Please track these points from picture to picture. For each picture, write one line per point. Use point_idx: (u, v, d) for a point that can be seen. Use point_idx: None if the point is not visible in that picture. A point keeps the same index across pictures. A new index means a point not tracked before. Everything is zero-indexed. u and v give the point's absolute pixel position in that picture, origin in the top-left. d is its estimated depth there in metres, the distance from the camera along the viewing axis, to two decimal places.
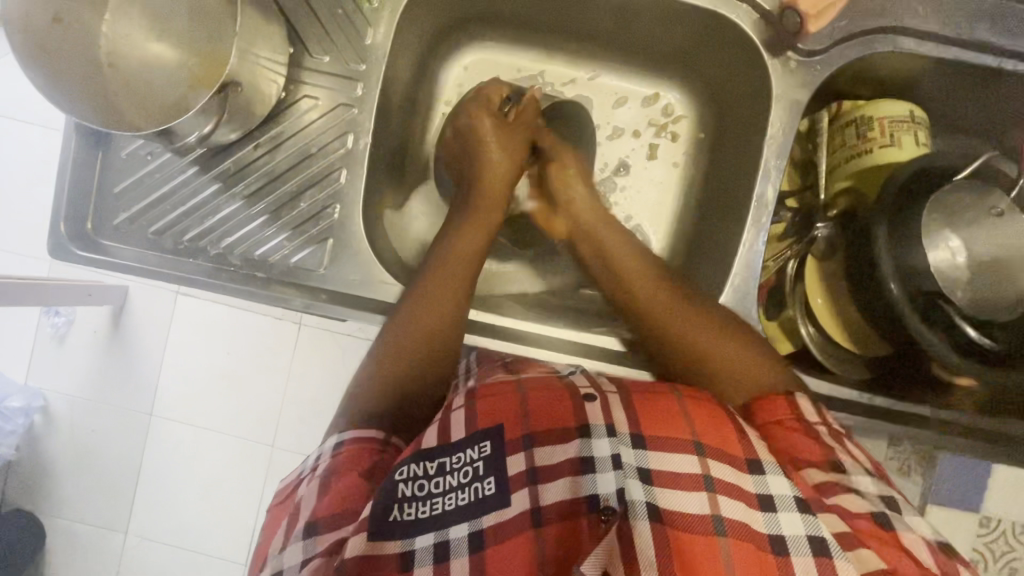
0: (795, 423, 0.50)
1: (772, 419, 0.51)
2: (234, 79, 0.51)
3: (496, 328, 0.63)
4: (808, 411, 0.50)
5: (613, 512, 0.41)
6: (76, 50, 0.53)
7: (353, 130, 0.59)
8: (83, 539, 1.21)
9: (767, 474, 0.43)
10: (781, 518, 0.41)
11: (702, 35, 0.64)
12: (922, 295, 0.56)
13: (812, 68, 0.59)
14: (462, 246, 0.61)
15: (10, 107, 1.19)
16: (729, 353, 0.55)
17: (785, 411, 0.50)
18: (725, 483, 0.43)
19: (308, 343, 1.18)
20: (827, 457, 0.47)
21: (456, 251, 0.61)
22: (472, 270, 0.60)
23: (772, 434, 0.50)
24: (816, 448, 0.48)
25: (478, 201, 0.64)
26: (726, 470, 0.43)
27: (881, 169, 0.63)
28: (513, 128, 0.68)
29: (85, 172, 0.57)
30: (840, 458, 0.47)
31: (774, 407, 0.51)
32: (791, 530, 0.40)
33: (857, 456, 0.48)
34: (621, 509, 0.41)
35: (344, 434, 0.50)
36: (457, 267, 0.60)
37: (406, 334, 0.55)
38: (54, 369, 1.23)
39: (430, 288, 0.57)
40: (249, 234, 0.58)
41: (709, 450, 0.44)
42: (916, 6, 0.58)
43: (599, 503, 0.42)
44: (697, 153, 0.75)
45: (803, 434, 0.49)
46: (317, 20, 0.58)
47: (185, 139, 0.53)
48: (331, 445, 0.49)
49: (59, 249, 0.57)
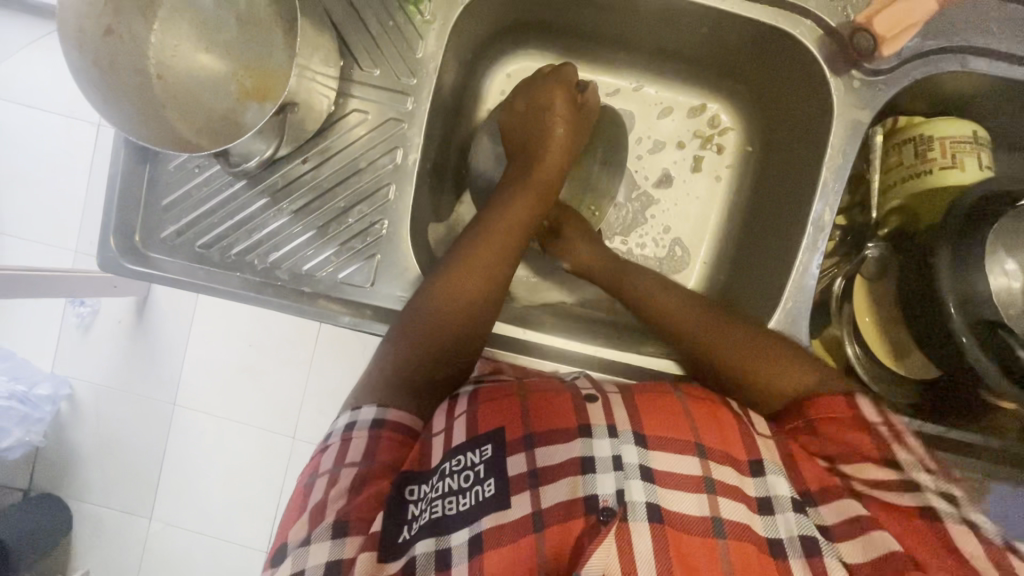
0: (855, 421, 0.47)
1: (826, 416, 0.48)
2: (292, 99, 0.51)
3: (524, 344, 0.62)
4: (869, 411, 0.48)
5: (610, 514, 0.39)
6: (126, 59, 0.51)
7: (401, 146, 0.58)
8: (110, 524, 1.23)
9: (768, 476, 0.43)
10: (778, 523, 0.41)
11: (758, 48, 0.62)
12: (981, 322, 0.54)
13: (874, 88, 0.57)
14: (503, 225, 0.60)
15: (37, 97, 1.18)
16: (762, 351, 0.54)
17: (843, 410, 0.48)
18: (727, 485, 0.41)
19: (334, 341, 1.19)
20: (880, 454, 0.46)
21: (494, 232, 0.59)
22: (510, 250, 0.59)
23: (830, 432, 0.48)
24: (872, 443, 0.46)
25: (508, 209, 0.61)
26: (728, 471, 0.42)
27: (941, 192, 0.61)
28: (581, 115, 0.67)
29: (133, 184, 0.57)
30: (896, 455, 0.46)
31: (824, 406, 0.49)
32: (787, 532, 0.40)
33: (916, 450, 0.46)
34: (620, 510, 0.39)
35: (384, 412, 0.49)
36: (496, 244, 0.58)
37: (444, 316, 0.54)
38: (81, 358, 1.24)
39: (460, 269, 0.56)
40: (298, 249, 0.58)
41: (711, 453, 0.43)
42: (987, 25, 0.56)
43: (597, 503, 0.39)
44: (741, 167, 0.73)
45: (864, 436, 0.47)
46: (368, 33, 0.57)
47: (247, 162, 0.54)
48: (369, 419, 0.49)
49: (110, 263, 0.57)
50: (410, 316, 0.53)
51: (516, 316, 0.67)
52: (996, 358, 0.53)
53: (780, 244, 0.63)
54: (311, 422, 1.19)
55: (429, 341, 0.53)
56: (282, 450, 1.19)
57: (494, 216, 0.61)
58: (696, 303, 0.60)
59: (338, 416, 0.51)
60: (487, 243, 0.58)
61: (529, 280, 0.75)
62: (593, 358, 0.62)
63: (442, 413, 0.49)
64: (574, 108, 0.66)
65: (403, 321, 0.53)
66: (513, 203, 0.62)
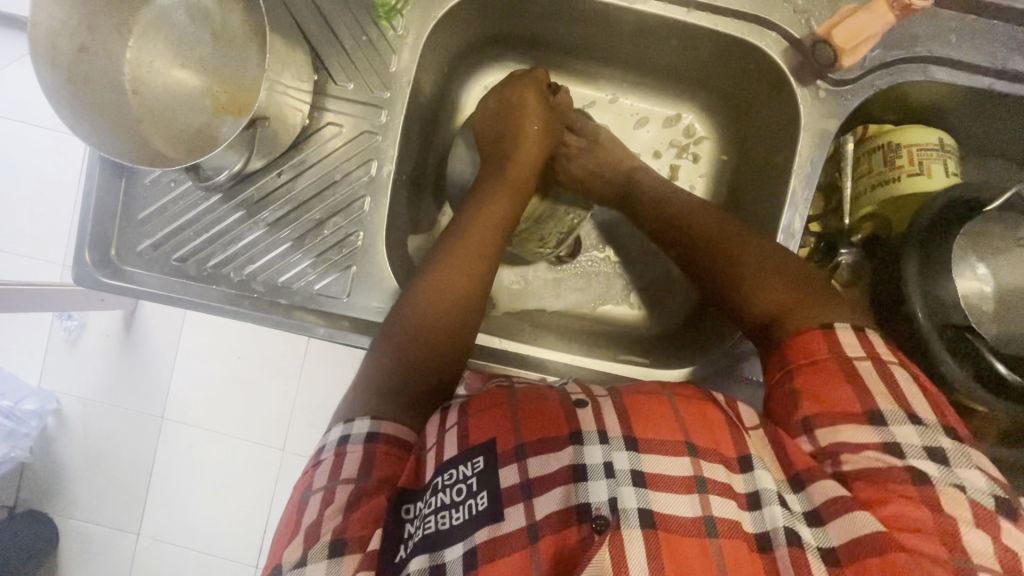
0: (832, 366, 0.45)
1: (805, 360, 0.46)
2: (263, 113, 0.52)
3: (503, 354, 0.62)
4: (851, 342, 0.46)
5: (605, 523, 0.38)
6: (99, 78, 0.52)
7: (376, 158, 0.59)
8: (97, 541, 1.22)
9: (756, 470, 0.42)
10: (766, 515, 0.40)
11: (729, 60, 0.63)
12: (950, 327, 0.55)
13: (841, 98, 0.58)
14: (484, 217, 0.62)
15: (21, 113, 1.19)
16: (759, 263, 0.54)
17: (817, 353, 0.46)
18: (717, 483, 0.40)
19: (319, 351, 1.19)
20: (863, 408, 0.43)
21: (476, 222, 0.61)
22: (495, 240, 0.61)
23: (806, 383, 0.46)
24: (850, 398, 0.44)
25: (485, 206, 0.63)
26: (719, 471, 0.41)
27: (910, 199, 0.62)
28: (552, 108, 0.69)
29: (109, 200, 0.58)
30: (875, 406, 0.43)
31: (806, 343, 0.47)
32: (772, 523, 0.39)
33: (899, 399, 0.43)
34: (613, 519, 0.38)
35: (378, 425, 0.48)
36: (478, 238, 0.60)
37: (437, 296, 0.56)
38: (66, 373, 1.23)
39: (449, 262, 0.58)
40: (274, 261, 0.58)
41: (702, 452, 0.42)
42: (948, 34, 0.57)
43: (590, 512, 0.39)
44: (718, 175, 0.74)
45: (839, 381, 0.44)
46: (340, 47, 0.58)
47: (217, 176, 0.55)
48: (364, 432, 0.48)
49: (86, 277, 0.57)
50: (407, 297, 0.56)
51: (495, 326, 0.67)
52: (970, 365, 0.54)
53: None
54: (301, 435, 1.18)
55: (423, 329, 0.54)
56: (271, 461, 1.19)
57: (471, 220, 0.61)
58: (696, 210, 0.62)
59: (329, 429, 0.49)
60: (466, 234, 0.60)
61: (513, 287, 0.75)
62: (571, 365, 0.62)
63: (434, 427, 0.49)
64: (545, 108, 0.69)
65: (402, 301, 0.56)
66: (488, 207, 0.63)
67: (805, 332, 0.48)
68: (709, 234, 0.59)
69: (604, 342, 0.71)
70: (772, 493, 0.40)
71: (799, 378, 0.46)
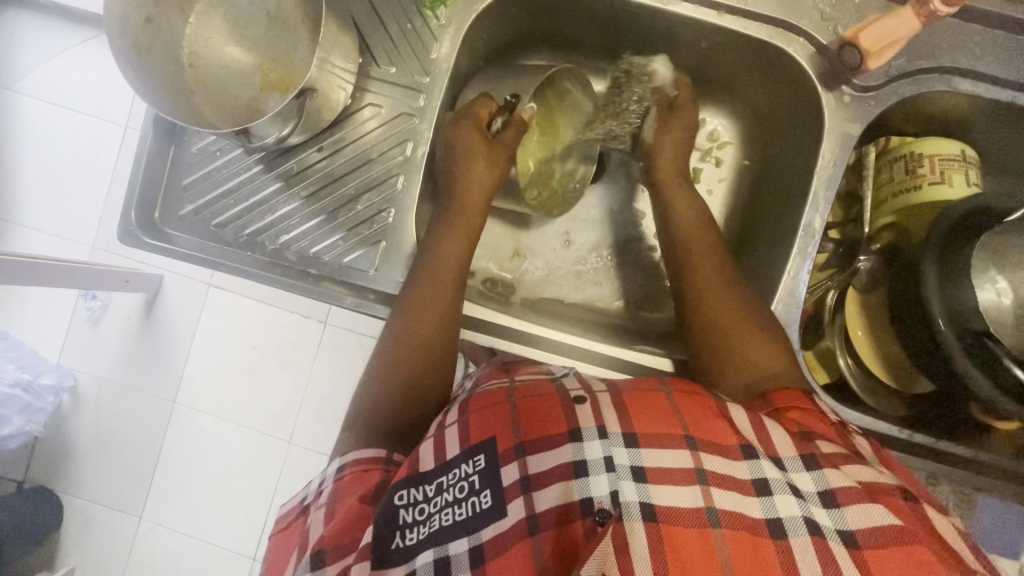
0: (816, 413, 0.49)
1: (793, 405, 0.50)
2: (313, 85, 0.54)
3: (513, 332, 0.64)
4: (823, 407, 0.51)
5: (607, 515, 0.37)
6: (162, 47, 0.54)
7: (412, 139, 0.61)
8: (101, 520, 1.23)
9: (760, 459, 0.41)
10: (776, 500, 0.39)
11: (760, 68, 0.65)
12: (968, 333, 0.54)
13: (865, 103, 0.60)
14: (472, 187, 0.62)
15: (67, 99, 1.24)
16: (743, 323, 0.57)
17: (802, 398, 0.50)
18: (718, 475, 0.40)
19: (333, 343, 1.20)
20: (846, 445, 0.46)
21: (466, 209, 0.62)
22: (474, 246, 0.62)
23: (796, 416, 0.48)
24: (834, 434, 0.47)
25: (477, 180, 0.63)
26: (718, 462, 0.41)
27: (929, 208, 0.64)
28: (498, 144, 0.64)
29: (157, 164, 0.60)
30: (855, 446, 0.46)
31: (785, 395, 0.51)
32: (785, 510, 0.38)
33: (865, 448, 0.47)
34: (615, 512, 0.37)
35: (345, 458, 0.51)
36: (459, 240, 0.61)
37: (416, 324, 0.57)
38: (87, 350, 1.26)
39: (427, 284, 0.58)
40: (306, 233, 0.60)
41: (701, 444, 0.42)
42: (973, 47, 0.59)
43: (593, 505, 0.38)
44: (740, 179, 0.75)
45: (823, 422, 0.48)
46: (386, 33, 0.61)
47: (264, 140, 0.56)
48: (333, 470, 0.51)
49: (128, 236, 0.60)
50: (393, 322, 0.58)
51: (506, 309, 0.69)
52: (989, 374, 0.53)
53: (774, 252, 0.65)
54: (310, 423, 1.20)
55: (410, 357, 0.56)
56: (279, 447, 1.20)
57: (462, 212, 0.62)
58: (710, 256, 0.61)
59: (312, 478, 0.54)
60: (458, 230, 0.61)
61: (534, 275, 0.77)
62: (587, 352, 0.63)
63: (434, 425, 0.50)
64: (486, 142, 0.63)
65: (395, 322, 0.57)
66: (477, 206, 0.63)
67: (787, 388, 0.52)
68: (710, 280, 0.60)
69: (627, 337, 0.72)
70: (776, 483, 0.40)
71: (786, 416, 0.49)
